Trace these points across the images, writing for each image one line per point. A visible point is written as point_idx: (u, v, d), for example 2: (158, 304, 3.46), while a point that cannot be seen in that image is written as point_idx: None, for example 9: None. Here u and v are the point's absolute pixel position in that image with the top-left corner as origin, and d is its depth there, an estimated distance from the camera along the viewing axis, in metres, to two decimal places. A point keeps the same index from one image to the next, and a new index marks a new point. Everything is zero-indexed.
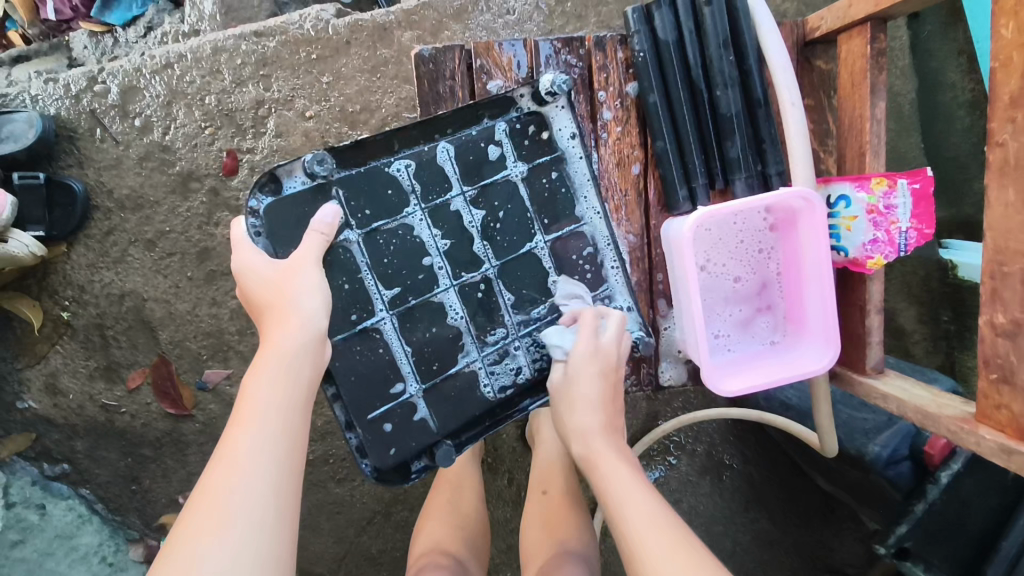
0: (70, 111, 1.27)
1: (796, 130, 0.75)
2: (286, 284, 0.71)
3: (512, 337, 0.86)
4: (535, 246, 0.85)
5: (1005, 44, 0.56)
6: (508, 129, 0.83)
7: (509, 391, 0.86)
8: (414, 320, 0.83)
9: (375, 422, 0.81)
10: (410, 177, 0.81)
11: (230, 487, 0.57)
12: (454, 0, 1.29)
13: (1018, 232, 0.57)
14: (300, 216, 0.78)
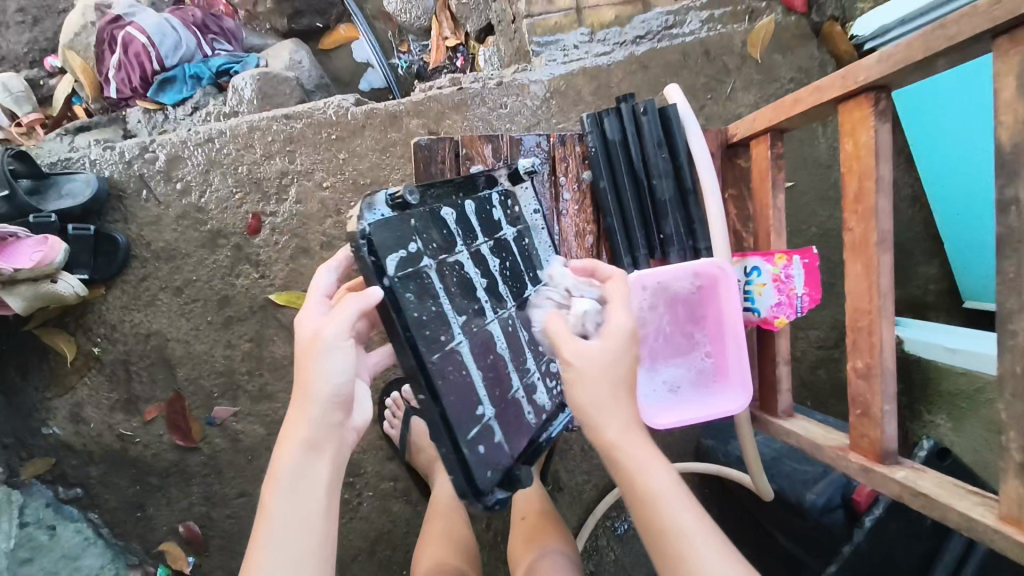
0: (121, 174, 1.48)
1: (715, 213, 0.94)
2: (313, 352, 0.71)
3: (537, 372, 0.94)
4: (529, 296, 0.95)
5: (847, 156, 0.73)
6: (500, 199, 0.94)
7: (545, 416, 0.93)
8: (484, 347, 0.84)
9: (474, 442, 0.78)
10: (453, 222, 0.85)
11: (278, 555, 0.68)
12: (455, 95, 1.53)
13: (865, 298, 0.72)
14: (397, 239, 0.76)
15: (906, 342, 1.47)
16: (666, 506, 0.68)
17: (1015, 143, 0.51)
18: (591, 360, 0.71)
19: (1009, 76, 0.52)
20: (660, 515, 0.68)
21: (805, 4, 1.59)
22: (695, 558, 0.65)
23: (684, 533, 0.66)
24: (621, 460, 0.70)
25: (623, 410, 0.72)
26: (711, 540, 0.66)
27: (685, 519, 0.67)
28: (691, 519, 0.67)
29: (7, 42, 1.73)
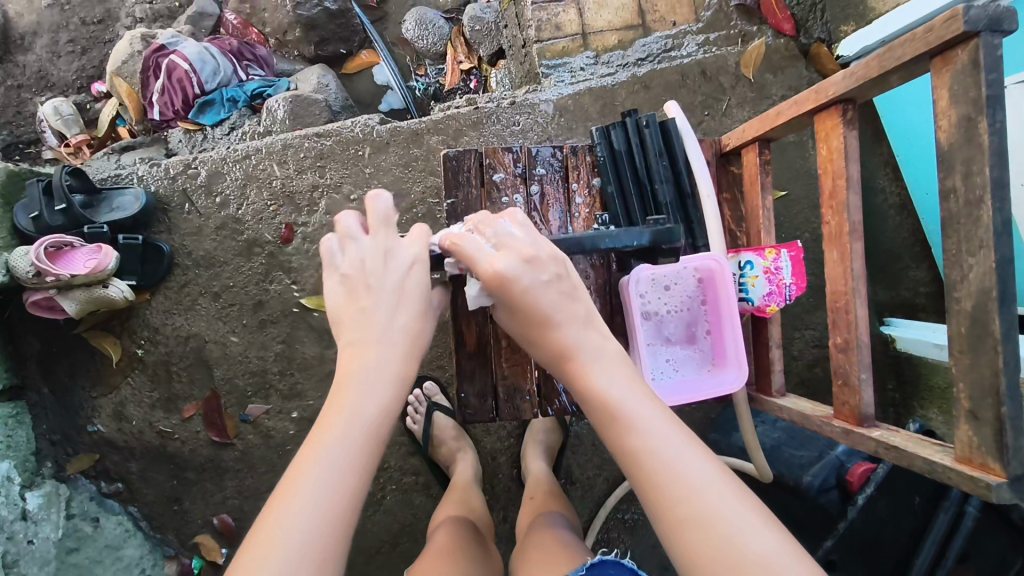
0: (166, 188, 1.61)
1: (710, 213, 1.04)
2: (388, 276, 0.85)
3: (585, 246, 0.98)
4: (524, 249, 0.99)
5: (822, 159, 0.84)
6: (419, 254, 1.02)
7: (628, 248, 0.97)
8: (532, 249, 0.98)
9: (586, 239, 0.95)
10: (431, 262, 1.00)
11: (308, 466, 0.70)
12: (472, 114, 1.66)
13: (840, 280, 0.83)
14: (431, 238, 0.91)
15: (897, 339, 1.57)
16: (624, 405, 0.73)
17: (951, 141, 0.62)
18: (505, 305, 0.82)
19: (943, 87, 0.63)
20: (616, 415, 0.73)
21: (794, 28, 1.72)
22: (654, 451, 0.69)
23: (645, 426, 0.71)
24: (582, 370, 0.78)
25: (583, 328, 0.81)
26: (674, 435, 0.70)
27: (644, 417, 0.72)
28: (651, 418, 0.72)
29: (59, 71, 1.91)
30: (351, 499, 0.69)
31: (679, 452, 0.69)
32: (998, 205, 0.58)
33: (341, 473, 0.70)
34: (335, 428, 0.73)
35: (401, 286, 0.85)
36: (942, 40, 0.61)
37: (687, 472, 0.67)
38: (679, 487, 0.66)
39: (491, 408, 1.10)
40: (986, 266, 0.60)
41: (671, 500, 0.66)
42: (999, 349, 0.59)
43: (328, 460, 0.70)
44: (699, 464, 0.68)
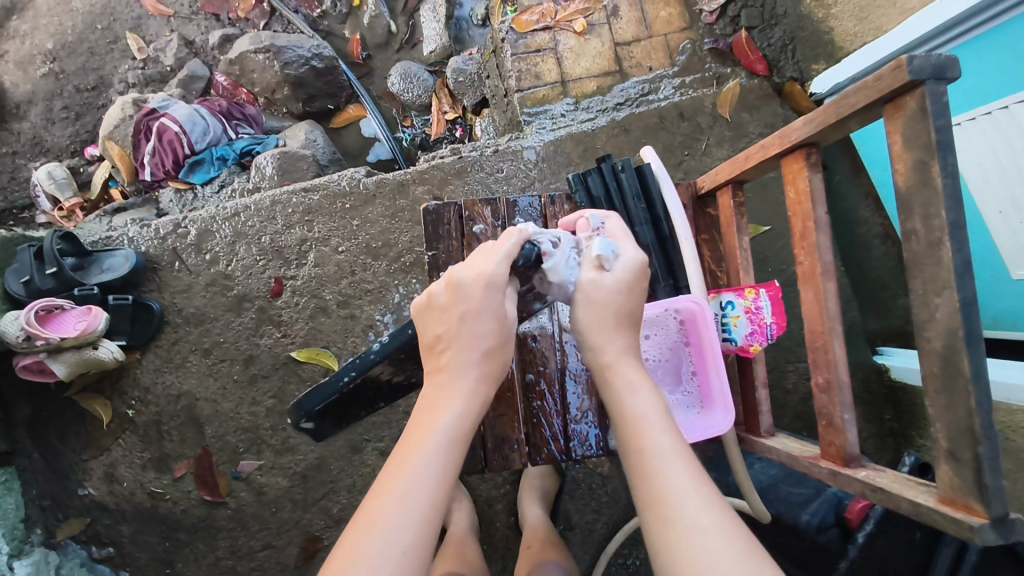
0: (157, 248, 1.63)
1: (690, 257, 1.03)
2: (467, 304, 0.81)
3: None
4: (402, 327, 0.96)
5: (791, 201, 0.86)
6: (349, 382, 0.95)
7: None
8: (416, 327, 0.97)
9: None
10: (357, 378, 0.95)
11: (384, 518, 0.66)
12: (456, 163, 1.69)
13: (816, 319, 0.84)
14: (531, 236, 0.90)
15: (891, 370, 1.57)
16: (659, 460, 0.71)
17: (908, 184, 0.64)
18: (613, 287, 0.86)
19: (896, 134, 0.65)
20: (647, 459, 0.72)
21: (767, 68, 1.79)
22: (677, 509, 0.66)
23: (670, 479, 0.69)
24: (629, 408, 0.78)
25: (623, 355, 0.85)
26: (700, 492, 0.68)
27: (676, 466, 0.70)
28: (686, 472, 0.70)
29: (53, 136, 1.95)
30: (410, 541, 0.65)
31: (700, 513, 0.65)
32: (957, 246, 0.60)
33: (415, 512, 0.67)
34: (413, 465, 0.71)
35: (482, 310, 0.80)
36: (891, 89, 0.63)
37: (699, 525, 0.64)
38: (695, 555, 0.62)
39: (480, 459, 1.08)
40: (951, 306, 0.61)
41: (685, 559, 0.62)
42: (970, 389, 0.60)
43: (404, 500, 0.68)
44: (723, 537, 0.63)
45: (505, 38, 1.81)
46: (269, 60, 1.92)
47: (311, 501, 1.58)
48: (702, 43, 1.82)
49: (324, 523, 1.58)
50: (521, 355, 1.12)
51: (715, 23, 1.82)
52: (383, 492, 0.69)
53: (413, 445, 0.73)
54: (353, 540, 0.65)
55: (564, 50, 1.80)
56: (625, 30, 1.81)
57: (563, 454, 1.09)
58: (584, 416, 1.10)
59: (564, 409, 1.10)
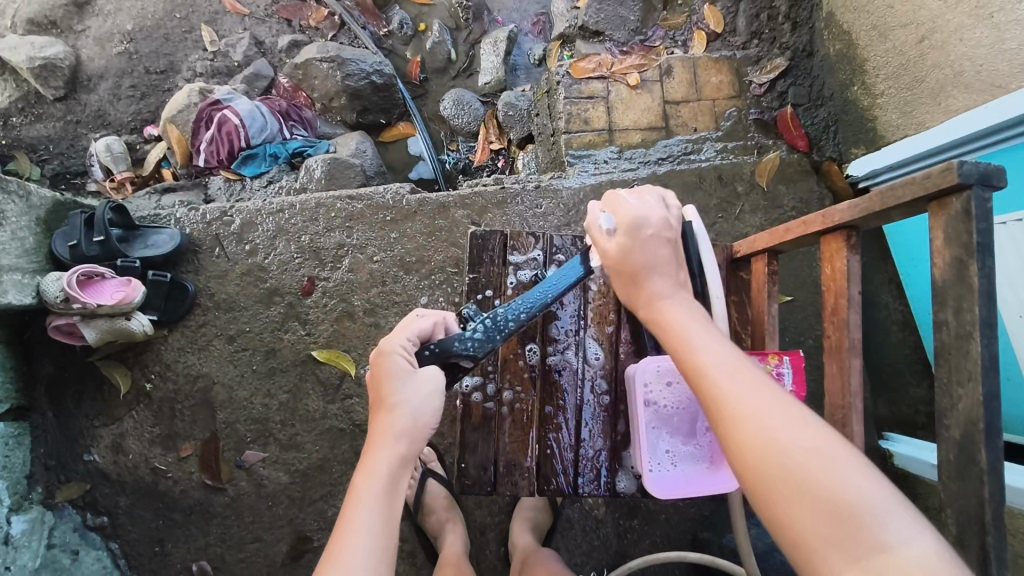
0: (201, 232, 1.69)
1: (720, 315, 1.06)
2: (385, 371, 0.94)
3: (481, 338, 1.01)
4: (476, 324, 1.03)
5: (826, 277, 0.90)
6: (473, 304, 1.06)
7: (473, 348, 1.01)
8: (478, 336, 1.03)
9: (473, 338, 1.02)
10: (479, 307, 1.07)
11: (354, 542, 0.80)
12: (498, 193, 1.74)
13: (836, 391, 0.87)
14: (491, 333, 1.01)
15: (895, 455, 1.59)
16: (720, 367, 0.78)
17: (945, 277, 0.68)
18: (620, 244, 1.00)
19: (939, 230, 0.69)
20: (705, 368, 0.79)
21: (807, 145, 1.86)
22: (740, 398, 0.73)
23: (727, 380, 0.75)
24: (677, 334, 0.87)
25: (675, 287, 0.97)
26: (760, 387, 0.74)
27: (732, 370, 0.77)
28: (741, 375, 0.76)
29: (117, 112, 2.04)
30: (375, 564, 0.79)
31: (767, 404, 0.71)
32: (986, 342, 0.63)
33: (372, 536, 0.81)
34: (354, 526, 0.81)
35: (394, 378, 0.93)
36: (938, 187, 0.68)
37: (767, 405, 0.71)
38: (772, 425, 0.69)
39: (489, 481, 1.11)
40: (975, 397, 0.64)
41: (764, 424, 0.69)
42: (984, 479, 0.63)
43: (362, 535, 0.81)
44: (793, 415, 0.69)
45: (561, 81, 1.89)
46: (332, 69, 2.02)
47: (307, 499, 1.59)
48: (747, 112, 1.89)
49: (317, 524, 1.59)
50: (543, 385, 1.15)
51: (763, 95, 1.90)
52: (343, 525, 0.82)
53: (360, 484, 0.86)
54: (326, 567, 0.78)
55: (616, 101, 1.87)
56: (676, 90, 1.89)
57: (570, 488, 1.12)
58: (596, 454, 1.12)
59: (577, 444, 1.12)
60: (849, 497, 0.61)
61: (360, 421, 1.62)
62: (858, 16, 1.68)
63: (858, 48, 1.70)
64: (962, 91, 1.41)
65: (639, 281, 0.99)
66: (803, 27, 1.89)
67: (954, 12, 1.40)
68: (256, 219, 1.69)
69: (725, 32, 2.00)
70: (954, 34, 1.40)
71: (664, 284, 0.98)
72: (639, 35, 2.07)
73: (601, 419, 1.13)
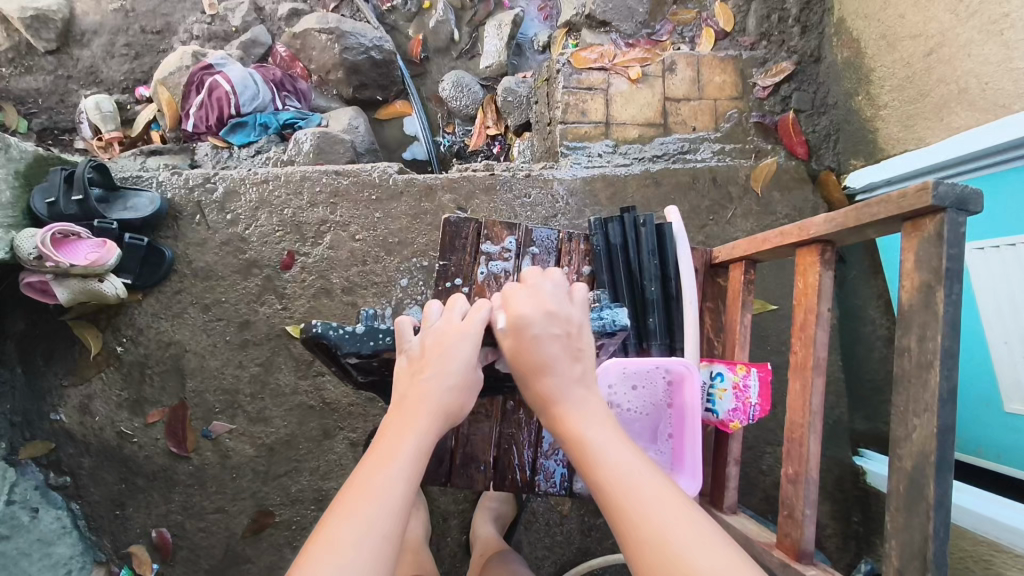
0: (182, 197, 1.66)
1: (691, 320, 1.05)
2: (445, 342, 0.85)
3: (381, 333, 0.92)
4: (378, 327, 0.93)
5: (798, 291, 0.87)
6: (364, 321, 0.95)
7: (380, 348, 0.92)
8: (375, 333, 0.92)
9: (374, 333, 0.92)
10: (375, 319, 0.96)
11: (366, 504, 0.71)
12: (487, 179, 1.71)
13: (796, 409, 0.85)
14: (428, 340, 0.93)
15: (867, 473, 1.57)
16: (624, 474, 0.73)
17: (911, 302, 0.66)
18: (511, 348, 0.85)
19: (910, 252, 0.67)
20: (608, 477, 0.73)
21: (807, 152, 1.82)
22: (647, 515, 0.69)
23: (639, 500, 0.70)
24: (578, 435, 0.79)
25: (578, 384, 0.84)
26: (672, 505, 0.70)
27: (637, 478, 0.73)
28: (647, 484, 0.72)
29: (109, 70, 2.01)
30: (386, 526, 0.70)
31: (672, 523, 0.68)
32: (946, 373, 0.61)
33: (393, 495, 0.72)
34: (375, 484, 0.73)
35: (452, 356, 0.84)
36: (912, 209, 0.65)
37: (677, 534, 0.67)
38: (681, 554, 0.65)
39: (445, 472, 1.10)
40: (928, 429, 0.62)
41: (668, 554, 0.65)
42: (931, 514, 0.61)
43: (382, 493, 0.72)
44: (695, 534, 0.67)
45: (561, 70, 1.85)
46: (331, 42, 1.98)
47: (272, 474, 1.59)
48: (749, 114, 1.85)
49: (279, 500, 1.58)
50: None
51: (766, 98, 1.86)
52: (358, 481, 0.73)
53: (389, 443, 0.78)
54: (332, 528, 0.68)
55: (615, 93, 1.84)
56: (678, 87, 1.85)
57: (526, 485, 1.10)
58: (555, 453, 1.11)
59: (536, 442, 1.11)
60: None
61: (330, 399, 1.60)
62: (869, 23, 1.64)
63: (866, 57, 1.66)
64: (966, 108, 1.37)
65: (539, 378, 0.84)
66: (812, 32, 1.85)
67: (964, 27, 1.36)
68: (239, 188, 1.66)
69: (735, 31, 1.96)
70: (963, 49, 1.36)
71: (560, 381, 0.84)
72: (646, 29, 2.03)
73: None
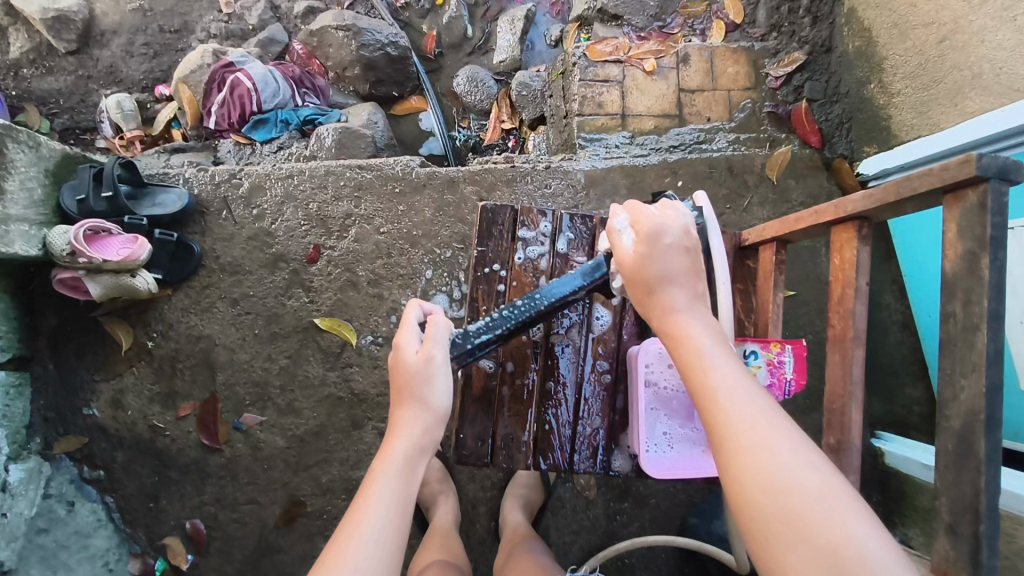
0: (208, 193, 1.68)
1: (725, 301, 1.05)
2: (397, 368, 0.91)
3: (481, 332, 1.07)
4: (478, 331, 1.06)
5: (835, 267, 0.90)
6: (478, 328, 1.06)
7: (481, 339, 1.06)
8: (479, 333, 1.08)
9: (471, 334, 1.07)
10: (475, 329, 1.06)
11: (353, 552, 0.73)
12: (508, 171, 1.74)
13: (836, 381, 0.88)
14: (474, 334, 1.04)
15: (887, 453, 1.60)
16: (727, 386, 0.75)
17: (955, 269, 0.69)
18: (636, 252, 0.91)
19: (954, 221, 0.70)
20: (719, 390, 0.75)
21: (820, 141, 1.85)
22: (753, 437, 0.70)
23: (739, 407, 0.72)
24: (690, 346, 0.82)
25: (691, 304, 0.88)
26: (767, 415, 0.72)
27: (742, 401, 0.73)
28: (756, 400, 0.74)
29: (129, 69, 2.03)
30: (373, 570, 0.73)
31: (769, 434, 0.70)
32: (993, 334, 0.64)
33: (377, 544, 0.75)
34: (363, 525, 0.76)
35: (407, 369, 0.90)
36: (956, 180, 0.68)
37: (769, 442, 0.69)
38: (770, 461, 0.67)
39: (486, 452, 1.13)
40: (977, 389, 0.65)
41: (757, 455, 0.68)
42: (981, 469, 0.64)
43: (367, 541, 0.74)
44: (799, 455, 0.68)
45: (577, 63, 1.88)
46: (348, 39, 2.00)
47: (303, 465, 1.61)
48: (762, 104, 1.89)
49: (311, 490, 1.60)
50: (545, 361, 1.16)
51: (778, 88, 1.89)
52: (339, 543, 0.74)
53: (365, 499, 0.79)
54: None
55: (630, 85, 1.86)
56: (692, 79, 1.88)
57: (566, 464, 1.13)
58: (593, 431, 1.14)
59: (575, 420, 1.14)
60: (834, 538, 0.62)
61: (358, 390, 1.63)
62: (881, 11, 1.67)
63: (878, 46, 1.69)
64: (981, 94, 1.40)
65: (652, 291, 0.90)
66: (823, 21, 1.87)
67: (977, 14, 1.39)
68: (265, 184, 1.69)
69: (744, 23, 2.01)
70: (976, 35, 1.39)
71: (677, 297, 0.89)
72: (657, 22, 2.05)
73: (601, 399, 1.14)
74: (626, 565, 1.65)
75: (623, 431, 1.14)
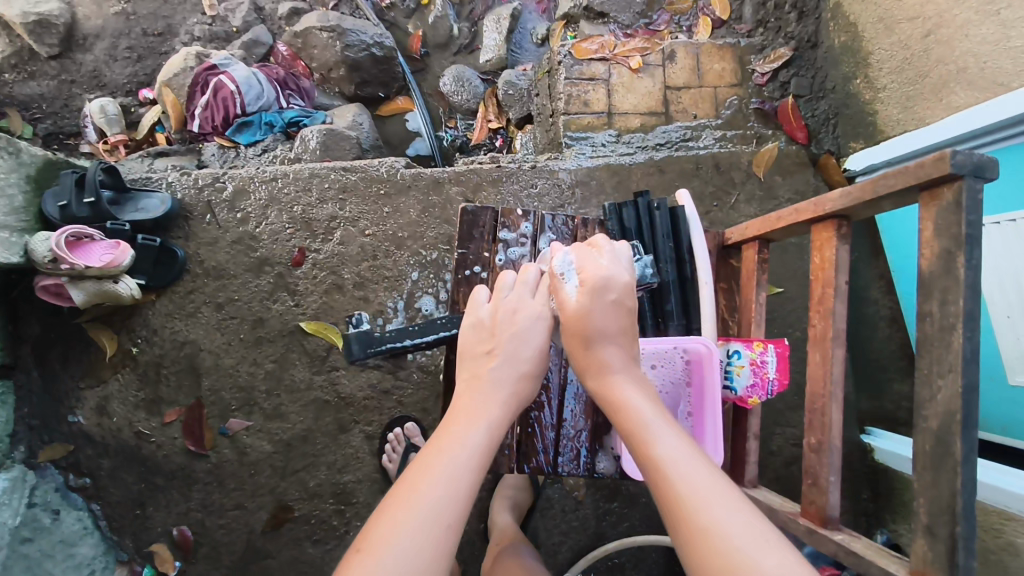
0: (192, 198, 1.67)
1: (706, 300, 1.06)
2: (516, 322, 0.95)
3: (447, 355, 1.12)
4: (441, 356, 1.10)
5: (815, 265, 0.90)
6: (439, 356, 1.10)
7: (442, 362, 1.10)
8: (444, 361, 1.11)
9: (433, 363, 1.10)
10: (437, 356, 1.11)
11: (421, 499, 0.73)
12: (493, 171, 1.73)
13: (816, 380, 0.87)
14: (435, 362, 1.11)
15: (876, 450, 1.60)
16: (674, 456, 0.76)
17: (931, 268, 0.68)
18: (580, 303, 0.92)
19: (930, 219, 0.69)
20: (662, 463, 0.76)
21: (807, 137, 1.85)
22: (699, 498, 0.71)
23: (686, 478, 0.73)
24: (633, 417, 0.83)
25: (628, 366, 0.90)
26: (715, 486, 0.73)
27: (688, 462, 0.75)
28: (697, 471, 0.74)
29: (111, 73, 2.01)
30: (452, 517, 0.73)
31: (720, 506, 0.70)
32: (969, 334, 0.63)
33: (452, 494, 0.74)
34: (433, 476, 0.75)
35: (526, 324, 0.95)
36: (931, 178, 0.67)
37: (721, 517, 0.69)
38: (722, 537, 0.67)
39: None
40: (953, 389, 0.64)
41: (709, 529, 0.68)
42: (958, 470, 0.63)
43: (431, 499, 0.73)
44: (751, 528, 0.68)
45: (562, 62, 1.87)
46: (332, 39, 1.99)
47: (290, 470, 1.60)
48: (748, 101, 1.88)
49: (299, 495, 1.59)
50: None
51: (765, 84, 1.89)
52: (400, 497, 0.74)
53: (435, 450, 0.80)
54: (381, 529, 0.71)
55: (616, 83, 1.85)
56: (678, 76, 1.87)
57: (550, 467, 1.13)
58: (577, 434, 1.13)
59: (558, 423, 1.13)
60: None
61: (345, 394, 1.62)
62: (866, 6, 1.66)
63: (863, 40, 1.68)
64: (964, 88, 1.39)
65: (589, 346, 0.91)
66: (809, 17, 1.87)
67: (961, 7, 1.38)
68: (250, 187, 1.68)
69: (731, 19, 1.99)
70: (960, 30, 1.39)
71: (616, 360, 0.90)
72: (644, 19, 2.04)
73: (584, 400, 1.14)
74: (616, 565, 1.65)
75: (606, 431, 1.14)
